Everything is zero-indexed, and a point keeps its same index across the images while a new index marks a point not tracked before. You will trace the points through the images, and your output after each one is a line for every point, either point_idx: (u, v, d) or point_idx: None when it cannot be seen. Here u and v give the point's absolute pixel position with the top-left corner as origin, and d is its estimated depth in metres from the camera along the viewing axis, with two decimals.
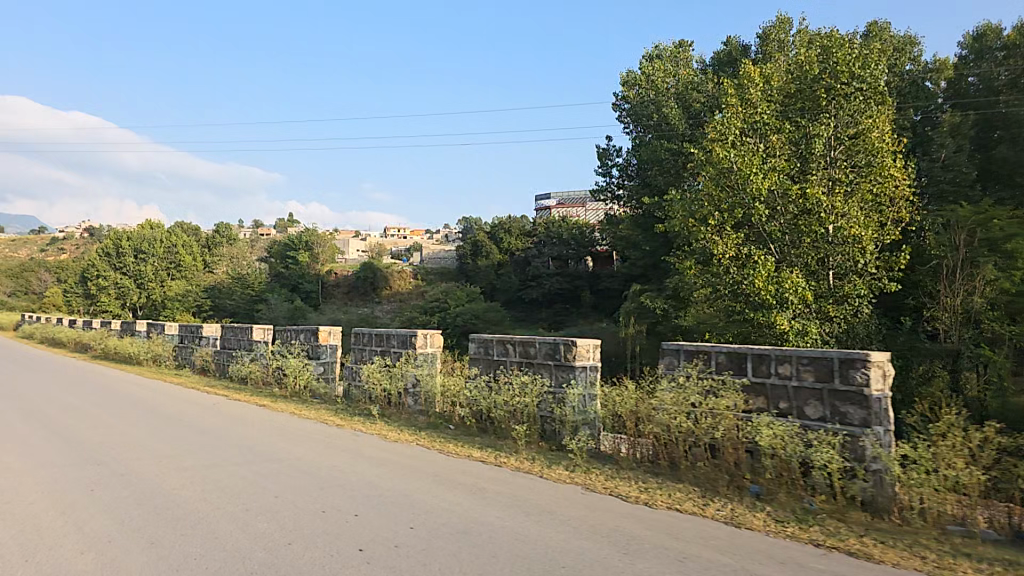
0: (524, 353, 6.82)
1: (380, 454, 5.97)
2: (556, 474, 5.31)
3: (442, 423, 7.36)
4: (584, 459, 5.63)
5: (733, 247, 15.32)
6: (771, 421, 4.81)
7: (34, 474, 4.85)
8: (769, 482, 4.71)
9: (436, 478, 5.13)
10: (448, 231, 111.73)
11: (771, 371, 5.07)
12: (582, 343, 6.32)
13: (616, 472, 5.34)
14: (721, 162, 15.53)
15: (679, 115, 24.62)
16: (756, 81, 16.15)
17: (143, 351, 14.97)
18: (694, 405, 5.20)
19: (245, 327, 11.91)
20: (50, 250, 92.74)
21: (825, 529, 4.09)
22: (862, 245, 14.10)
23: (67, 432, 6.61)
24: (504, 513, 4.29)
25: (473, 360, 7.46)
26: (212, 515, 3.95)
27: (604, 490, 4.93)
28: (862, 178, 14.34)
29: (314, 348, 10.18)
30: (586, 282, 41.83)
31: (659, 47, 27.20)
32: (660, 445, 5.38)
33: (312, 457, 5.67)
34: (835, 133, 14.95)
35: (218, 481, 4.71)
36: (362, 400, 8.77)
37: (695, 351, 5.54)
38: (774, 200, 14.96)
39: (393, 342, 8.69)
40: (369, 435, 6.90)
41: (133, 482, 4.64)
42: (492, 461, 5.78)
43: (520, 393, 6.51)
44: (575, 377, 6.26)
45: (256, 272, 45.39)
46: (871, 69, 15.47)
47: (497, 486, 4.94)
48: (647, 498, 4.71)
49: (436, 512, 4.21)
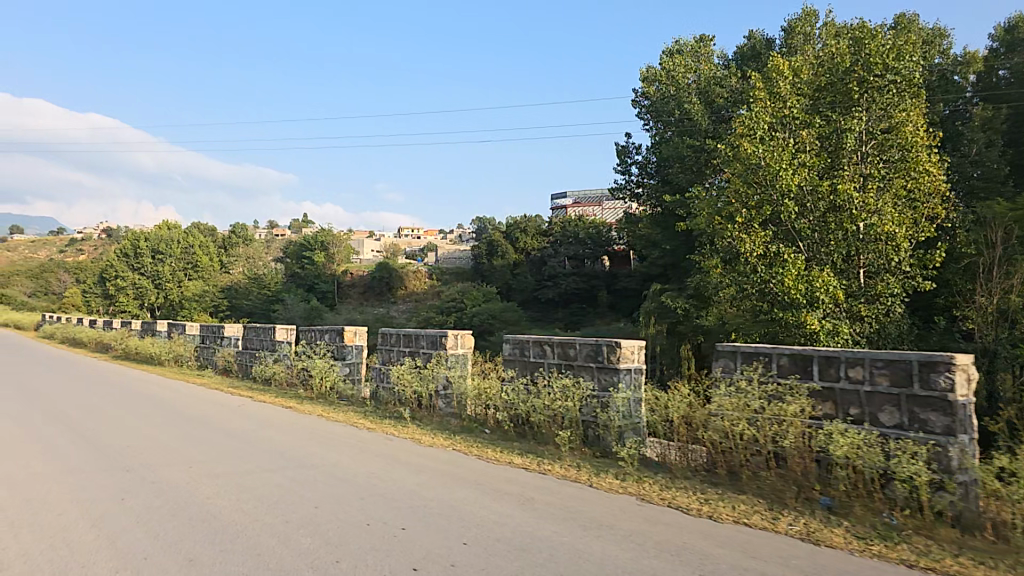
0: (564, 354, 6.50)
1: (416, 460, 5.68)
2: (607, 483, 4.99)
3: (476, 427, 7.06)
4: (635, 467, 5.31)
5: (760, 245, 14.97)
6: (844, 430, 4.45)
7: (63, 480, 4.63)
8: (841, 494, 4.36)
9: (479, 486, 4.83)
10: (462, 231, 111.76)
11: (840, 375, 4.71)
12: (627, 344, 5.99)
13: (670, 482, 5.00)
14: (749, 157, 15.11)
15: (701, 111, 24.23)
16: (785, 74, 15.61)
17: (165, 351, 14.85)
18: (757, 411, 4.85)
19: (268, 327, 11.70)
20: (67, 252, 93.55)
21: (914, 548, 3.73)
22: (896, 242, 13.63)
23: (93, 435, 6.41)
24: (561, 527, 3.97)
25: (508, 362, 7.15)
26: (250, 528, 3.70)
27: (662, 501, 4.59)
28: (895, 173, 13.85)
29: (339, 348, 9.93)
30: (603, 281, 41.40)
31: (679, 42, 26.76)
32: (717, 453, 5.04)
33: (347, 463, 5.40)
34: (867, 128, 14.49)
35: (254, 490, 4.46)
36: (391, 402, 8.51)
37: (754, 353, 5.18)
38: (804, 197, 14.50)
39: (423, 343, 8.40)
40: (402, 438, 6.62)
41: (165, 490, 4.40)
42: (535, 468, 5.47)
43: (561, 397, 6.18)
44: (620, 380, 5.93)
45: (272, 273, 45.48)
46: (906, 61, 14.83)
47: (546, 496, 4.63)
48: (711, 510, 4.38)
49: (488, 526, 3.91)
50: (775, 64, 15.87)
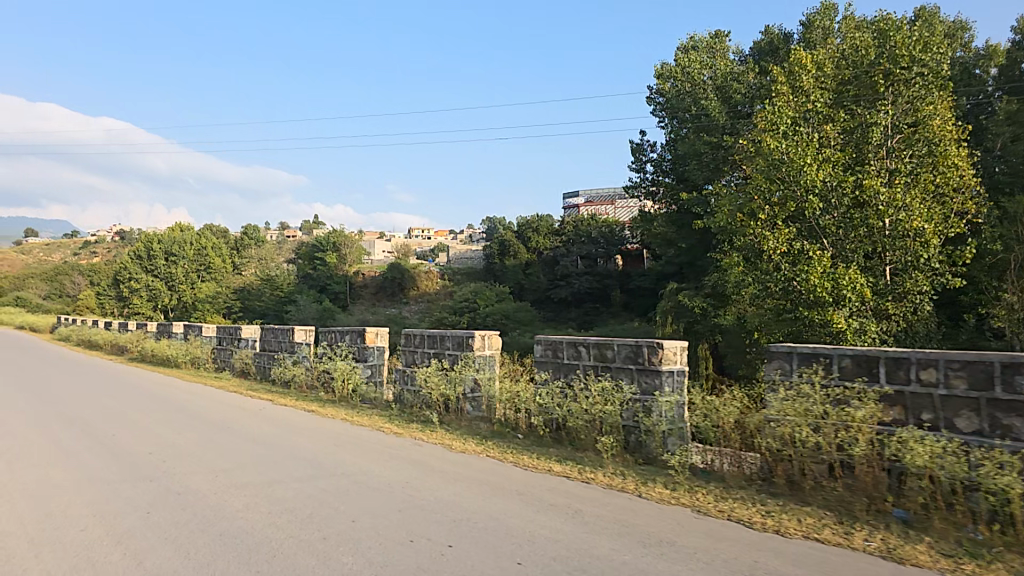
0: (600, 355, 6.20)
1: (451, 467, 5.40)
2: (657, 493, 4.67)
3: (508, 431, 6.78)
4: (685, 476, 4.98)
5: (785, 242, 14.45)
6: (920, 437, 4.12)
7: (85, 491, 4.39)
8: (917, 506, 4.05)
9: (522, 497, 4.54)
10: (473, 232, 111.86)
11: (911, 377, 4.38)
12: (670, 345, 5.67)
13: (725, 491, 4.68)
14: (771, 153, 14.61)
15: (718, 107, 23.80)
16: (808, 67, 15.15)
17: (182, 353, 14.69)
18: (818, 416, 4.51)
19: (287, 328, 11.47)
20: (82, 254, 94.39)
21: (1010, 566, 3.39)
22: (925, 239, 13.12)
23: (112, 441, 6.17)
24: (619, 544, 3.68)
25: (540, 364, 6.83)
26: (286, 547, 3.42)
27: (721, 514, 4.26)
28: (923, 167, 13.34)
29: (361, 350, 9.68)
30: (616, 281, 41.09)
31: (694, 38, 26.33)
32: (775, 461, 4.73)
33: (378, 471, 5.13)
34: (893, 122, 14.02)
35: (286, 501, 4.20)
36: (416, 405, 8.24)
37: (813, 354, 4.85)
38: (828, 192, 14.02)
39: (448, 344, 8.09)
40: (432, 444, 6.35)
41: (193, 502, 4.15)
42: (578, 476, 5.17)
43: (600, 401, 5.87)
44: (662, 383, 5.63)
45: (285, 274, 45.48)
46: (934, 53, 14.35)
47: (594, 508, 4.33)
48: (776, 524, 4.06)
49: (539, 542, 3.63)
50: (798, 57, 15.40)
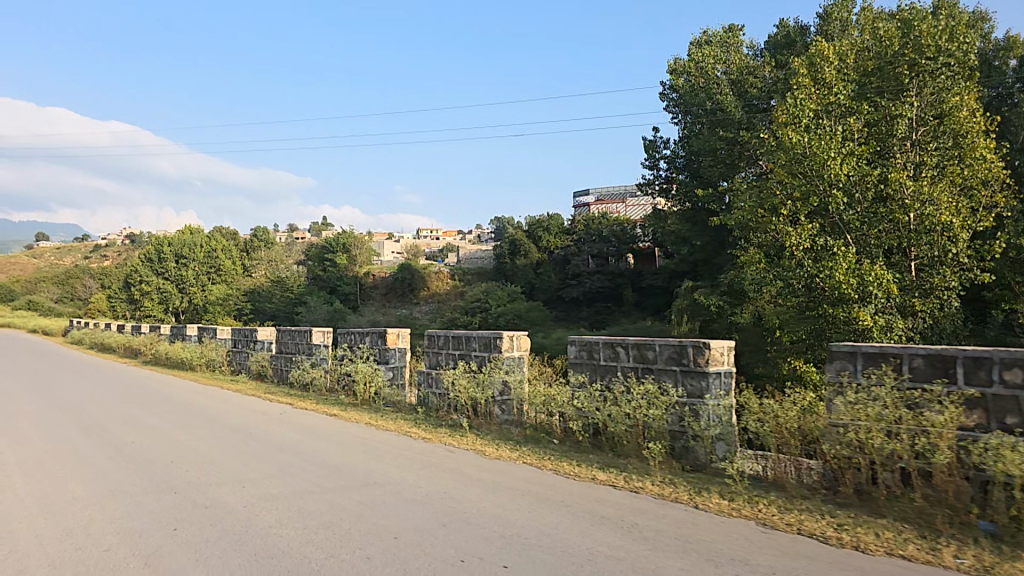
0: (641, 356, 5.89)
1: (488, 476, 5.11)
2: (714, 504, 4.34)
3: (542, 437, 6.47)
4: (743, 486, 4.67)
5: (808, 238, 13.80)
6: (1011, 444, 3.76)
7: (106, 505, 4.14)
8: (1007, 518, 3.69)
9: (570, 509, 4.24)
10: (482, 231, 111.93)
11: (992, 379, 4.04)
12: (717, 345, 5.36)
13: (787, 502, 4.35)
14: (793, 146, 14.00)
15: (733, 101, 23.37)
16: (830, 59, 14.68)
17: (198, 356, 14.49)
18: (891, 421, 4.18)
19: (304, 330, 11.21)
20: (93, 257, 94.65)
21: None
22: (953, 234, 12.52)
23: (131, 450, 5.92)
24: (687, 562, 3.37)
25: (575, 365, 6.49)
26: (327, 568, 3.14)
27: (790, 527, 3.93)
28: (949, 159, 12.72)
29: (382, 352, 9.37)
30: (628, 280, 40.71)
31: (707, 32, 25.84)
32: (841, 470, 4.40)
33: (412, 481, 4.84)
34: (919, 115, 13.44)
35: (321, 515, 3.92)
36: (442, 409, 7.94)
37: (880, 354, 4.50)
38: (851, 186, 13.42)
39: (474, 345, 7.75)
40: (464, 450, 6.05)
41: (223, 517, 3.89)
42: (625, 485, 4.85)
43: (643, 405, 5.55)
44: (709, 386, 5.31)
45: (295, 276, 45.47)
46: (960, 43, 13.81)
47: (651, 521, 4.02)
48: (854, 540, 3.72)
49: (602, 563, 3.32)
50: (820, 49, 14.93)
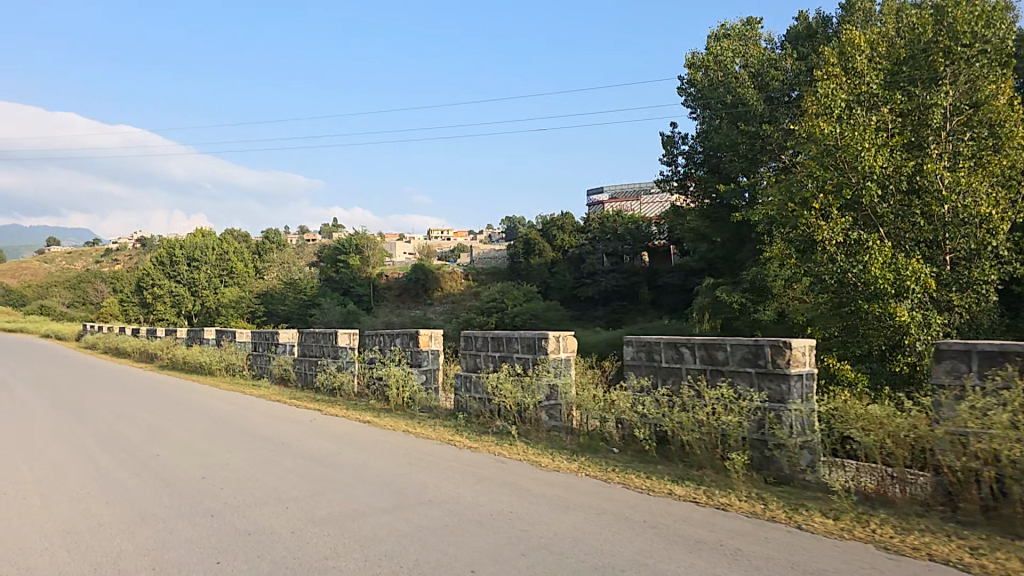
0: (708, 357, 5.41)
1: (552, 491, 4.62)
2: (820, 525, 3.84)
3: (599, 445, 6.04)
4: (849, 503, 4.17)
5: (840, 232, 12.36)
6: None
7: (137, 534, 3.70)
8: None
9: (657, 532, 3.75)
10: (491, 232, 112.38)
11: None
12: (798, 344, 4.84)
13: (903, 521, 3.86)
14: (826, 138, 12.82)
15: (754, 93, 22.65)
16: (862, 46, 13.93)
17: (218, 361, 14.11)
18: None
19: (329, 332, 10.79)
20: (107, 261, 95.21)
21: None
22: (992, 226, 11.12)
23: (158, 466, 5.49)
24: None
25: (633, 367, 6.04)
26: None
27: (918, 553, 3.43)
28: (984, 150, 11.60)
29: (415, 354, 8.90)
30: (643, 278, 40.13)
31: (725, 25, 25.24)
32: (963, 484, 3.89)
33: (473, 499, 4.37)
34: (954, 103, 12.40)
35: (381, 544, 3.46)
36: (483, 414, 7.49)
37: (1000, 352, 4.04)
38: (886, 178, 12.08)
39: (516, 346, 7.26)
40: (518, 461, 5.57)
41: (269, 547, 3.44)
42: (709, 501, 4.34)
43: (719, 411, 5.07)
44: (791, 389, 4.81)
45: (307, 279, 45.18)
46: (996, 29, 13.13)
47: (756, 546, 3.53)
48: (1000, 567, 3.20)
49: None
50: (851, 37, 14.14)
